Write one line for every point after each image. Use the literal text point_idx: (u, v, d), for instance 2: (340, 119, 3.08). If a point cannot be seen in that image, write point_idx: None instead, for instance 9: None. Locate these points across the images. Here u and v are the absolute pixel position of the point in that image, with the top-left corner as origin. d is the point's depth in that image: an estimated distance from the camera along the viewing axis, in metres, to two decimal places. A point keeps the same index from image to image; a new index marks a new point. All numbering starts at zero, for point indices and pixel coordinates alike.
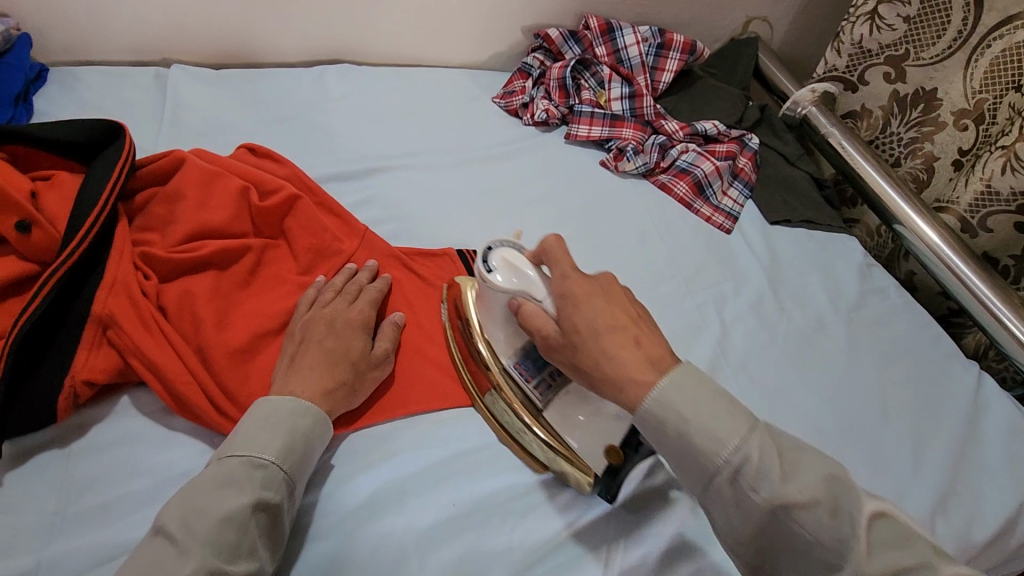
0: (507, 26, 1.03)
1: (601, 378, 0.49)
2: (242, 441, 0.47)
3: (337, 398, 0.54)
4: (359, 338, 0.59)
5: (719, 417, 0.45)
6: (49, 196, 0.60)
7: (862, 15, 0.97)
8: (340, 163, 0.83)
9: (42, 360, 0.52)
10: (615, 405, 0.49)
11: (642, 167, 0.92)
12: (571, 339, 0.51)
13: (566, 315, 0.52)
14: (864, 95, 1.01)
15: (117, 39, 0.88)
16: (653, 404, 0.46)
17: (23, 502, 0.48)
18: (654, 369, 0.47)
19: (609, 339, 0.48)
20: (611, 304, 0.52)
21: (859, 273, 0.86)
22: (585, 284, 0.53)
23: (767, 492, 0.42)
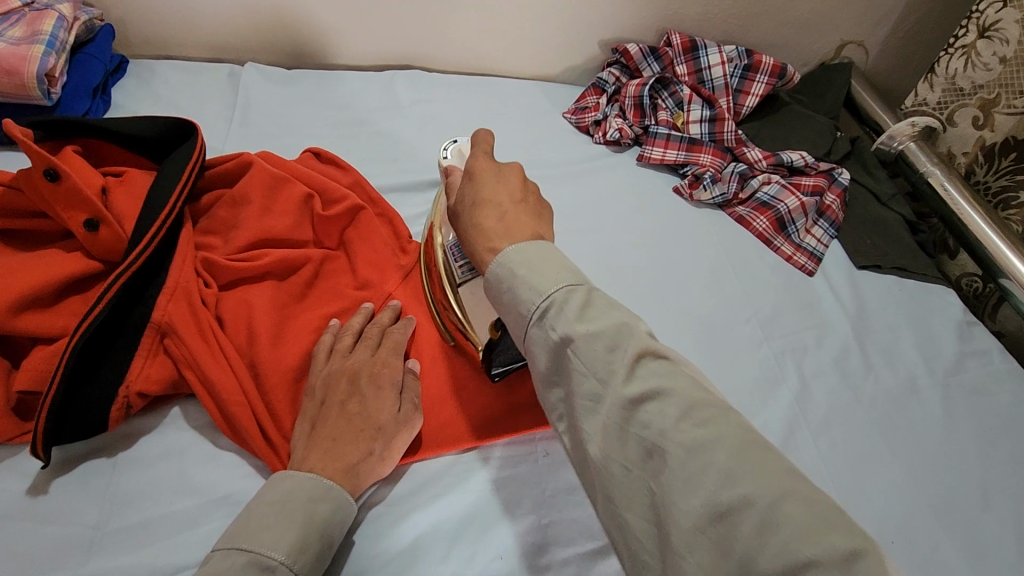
0: (583, 40, 0.99)
1: (510, 296, 0.42)
2: (252, 534, 0.42)
3: (364, 473, 0.49)
4: (386, 399, 0.52)
5: (623, 342, 0.38)
6: (120, 195, 0.59)
7: (959, 47, 0.88)
8: (404, 174, 0.81)
9: (99, 365, 0.51)
10: (515, 318, 0.42)
11: (719, 196, 0.86)
12: (460, 208, 0.50)
13: (459, 190, 0.51)
14: (952, 136, 0.93)
15: (197, 35, 0.89)
16: (510, 248, 0.44)
17: (66, 511, 0.46)
18: (563, 271, 0.42)
19: (516, 258, 0.43)
20: (505, 179, 0.49)
21: (958, 332, 0.77)
22: (490, 168, 0.50)
23: (655, 421, 0.35)
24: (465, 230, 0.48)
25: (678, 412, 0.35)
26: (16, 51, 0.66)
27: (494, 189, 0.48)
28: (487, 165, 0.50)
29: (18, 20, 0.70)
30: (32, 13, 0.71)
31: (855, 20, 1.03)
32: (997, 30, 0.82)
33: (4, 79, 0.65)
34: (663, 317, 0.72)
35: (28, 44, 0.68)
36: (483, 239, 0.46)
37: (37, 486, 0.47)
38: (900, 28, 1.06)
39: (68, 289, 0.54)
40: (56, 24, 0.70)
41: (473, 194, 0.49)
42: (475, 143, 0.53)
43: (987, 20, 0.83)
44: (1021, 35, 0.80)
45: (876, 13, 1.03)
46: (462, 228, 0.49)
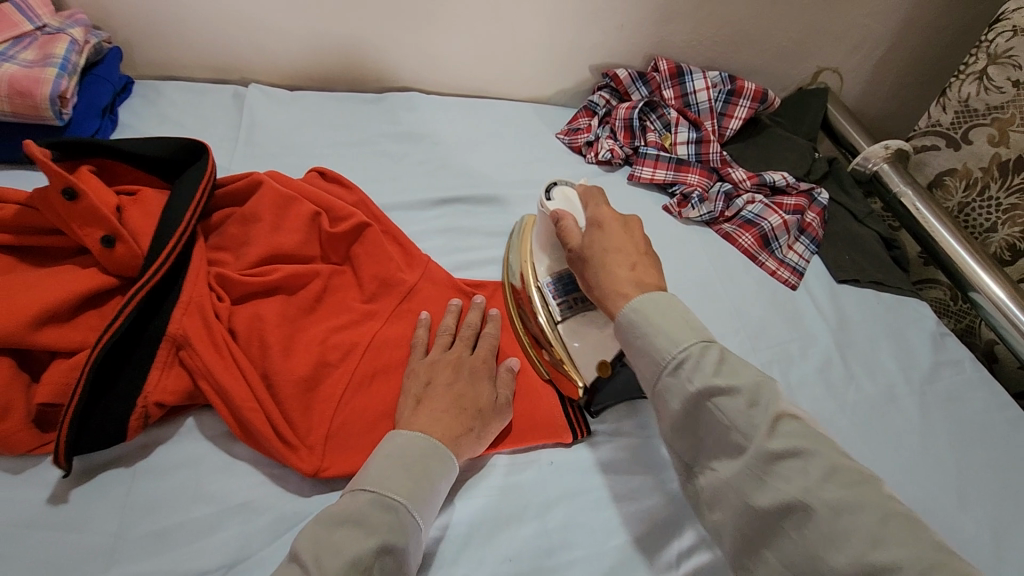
0: (575, 64, 1.03)
1: (645, 341, 0.50)
2: (376, 476, 0.47)
3: (463, 444, 0.53)
4: (485, 386, 0.58)
5: (761, 397, 0.45)
6: (134, 213, 0.61)
7: (971, 73, 0.93)
8: (405, 192, 0.84)
9: (118, 377, 0.52)
10: (648, 365, 0.50)
11: (706, 215, 0.90)
12: (591, 251, 0.59)
13: (592, 235, 0.60)
14: (964, 154, 0.96)
15: (201, 57, 0.91)
16: (642, 295, 0.53)
17: (86, 522, 0.48)
18: (691, 327, 0.50)
19: (649, 308, 0.51)
20: (629, 233, 0.61)
21: (931, 342, 0.82)
22: (619, 220, 0.62)
23: (798, 478, 0.41)
24: (599, 272, 0.57)
25: (821, 472, 0.41)
26: (29, 73, 0.68)
27: (620, 242, 0.59)
28: (614, 219, 0.61)
29: (31, 43, 0.72)
30: (44, 37, 0.73)
31: (829, 48, 1.10)
32: (1009, 56, 0.88)
33: (17, 101, 0.67)
34: None
35: (40, 67, 0.69)
36: (612, 285, 0.55)
37: (57, 495, 0.48)
38: (872, 56, 1.12)
39: (84, 304, 0.56)
40: (68, 48, 0.72)
41: (602, 244, 0.59)
42: (592, 200, 0.65)
43: (1000, 47, 0.88)
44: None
45: (849, 42, 1.09)
46: (593, 269, 0.58)
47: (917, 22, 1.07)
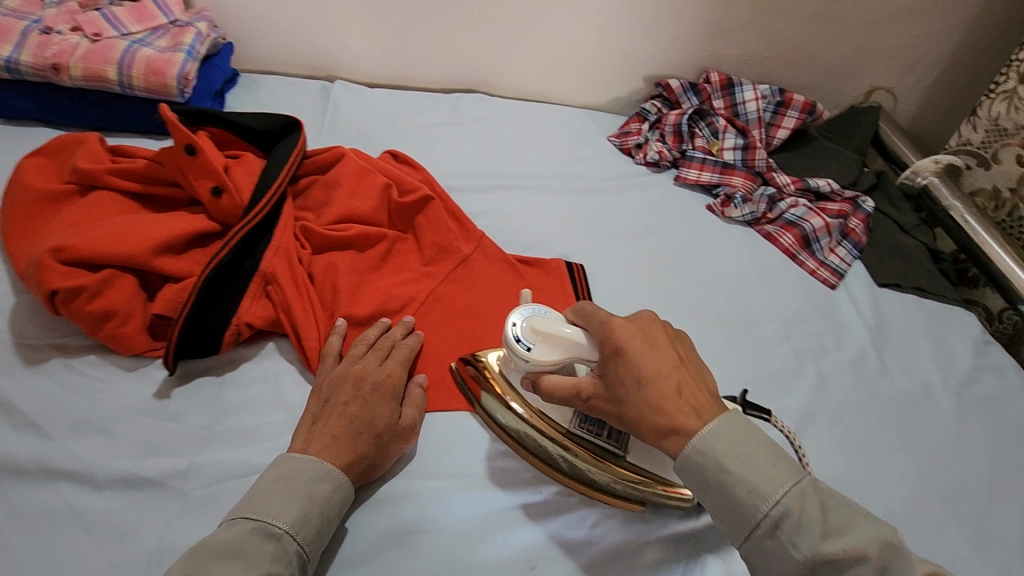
0: (630, 74, 1.10)
1: (723, 488, 0.44)
2: (256, 507, 0.45)
3: (356, 471, 0.51)
4: (388, 406, 0.55)
5: (889, 564, 0.41)
6: (238, 171, 0.71)
7: (1002, 92, 0.95)
8: (466, 176, 0.93)
9: (219, 300, 0.62)
10: (737, 523, 0.44)
11: (749, 215, 0.94)
12: (625, 392, 0.47)
13: (613, 370, 0.49)
14: (995, 174, 0.97)
15: (296, 55, 1.04)
16: (708, 433, 0.45)
17: (184, 414, 0.56)
18: (783, 463, 0.45)
19: (718, 448, 0.45)
20: (657, 345, 0.49)
21: (973, 347, 0.82)
22: (637, 334, 0.49)
23: None
24: (645, 416, 0.47)
25: None
26: (163, 56, 0.80)
27: (657, 362, 0.48)
28: (632, 333, 0.49)
29: (165, 33, 0.85)
30: (175, 29, 0.86)
31: (882, 68, 1.12)
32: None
33: (151, 78, 0.80)
34: (691, 312, 0.79)
35: (172, 52, 0.82)
36: (670, 421, 0.46)
37: (161, 391, 0.58)
38: (926, 76, 1.14)
39: (194, 241, 0.66)
40: (194, 38, 0.85)
41: (639, 372, 0.47)
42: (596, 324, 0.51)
43: None
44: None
45: (903, 62, 1.11)
46: (637, 412, 0.47)
47: (973, 45, 1.09)
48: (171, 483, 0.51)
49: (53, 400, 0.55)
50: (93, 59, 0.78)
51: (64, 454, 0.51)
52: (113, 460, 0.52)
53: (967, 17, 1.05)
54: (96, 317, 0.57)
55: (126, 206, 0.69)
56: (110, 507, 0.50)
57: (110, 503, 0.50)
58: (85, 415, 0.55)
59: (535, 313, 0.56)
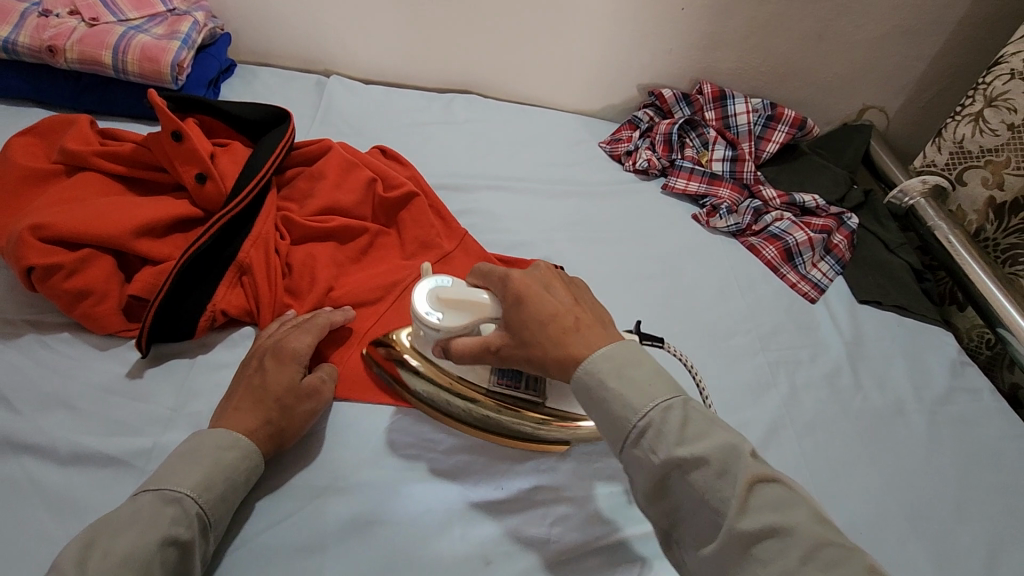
0: (624, 82, 1.11)
1: (605, 406, 0.46)
2: (160, 476, 0.46)
3: (260, 435, 0.52)
4: (286, 370, 0.56)
5: (732, 468, 0.41)
6: (224, 159, 0.72)
7: (966, 115, 0.96)
8: (455, 176, 0.94)
9: (196, 286, 0.62)
10: (612, 429, 0.45)
11: (733, 226, 0.95)
12: (531, 333, 0.50)
13: (513, 312, 0.52)
14: (961, 195, 1.00)
15: (294, 49, 1.05)
16: (596, 354, 0.47)
17: (154, 395, 0.57)
18: (662, 383, 0.46)
19: (604, 366, 0.47)
20: (551, 291, 0.53)
21: (949, 367, 0.82)
22: (531, 282, 0.54)
23: (777, 560, 0.38)
24: (551, 354, 0.49)
25: (801, 553, 0.38)
26: (158, 43, 0.81)
27: (555, 303, 0.52)
28: (529, 282, 0.53)
29: (162, 21, 0.86)
30: (173, 17, 0.87)
31: (875, 87, 1.13)
32: (1004, 100, 0.90)
33: (146, 65, 0.81)
34: (668, 319, 0.80)
35: (167, 40, 0.83)
36: (570, 349, 0.49)
37: (134, 371, 0.58)
38: (919, 97, 1.15)
39: (175, 225, 0.67)
40: (190, 27, 0.86)
41: (539, 314, 0.51)
42: (506, 286, 0.54)
43: (994, 91, 0.91)
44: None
45: (896, 82, 1.12)
46: (540, 350, 0.50)
47: (966, 69, 1.10)
48: (134, 462, 0.52)
49: (25, 375, 0.56)
50: (88, 43, 0.79)
51: (30, 428, 0.52)
52: (79, 436, 0.52)
53: (961, 41, 1.06)
54: (72, 294, 0.58)
55: (111, 188, 0.69)
56: (72, 482, 0.50)
57: (73, 478, 0.50)
58: (55, 391, 0.55)
59: (440, 284, 0.58)
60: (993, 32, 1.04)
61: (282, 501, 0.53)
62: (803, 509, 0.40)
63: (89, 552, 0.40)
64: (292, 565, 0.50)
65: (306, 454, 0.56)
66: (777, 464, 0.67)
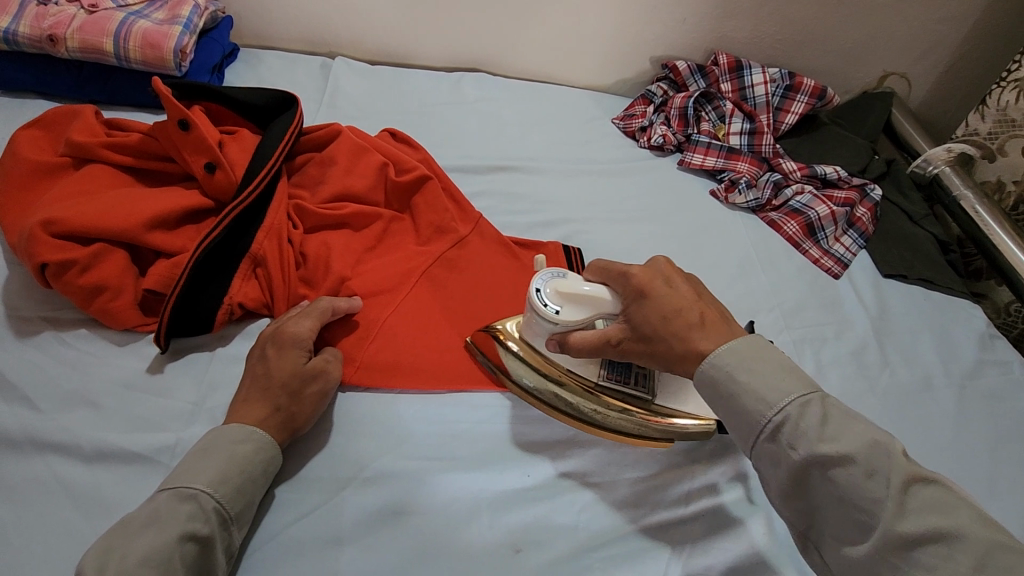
0: (637, 55, 1.08)
1: (735, 400, 0.45)
2: (176, 474, 0.46)
3: (272, 424, 0.51)
4: (289, 353, 0.55)
5: (879, 469, 0.40)
6: (233, 148, 0.70)
7: (1012, 81, 0.94)
8: (467, 157, 0.91)
9: (212, 279, 0.61)
10: (745, 427, 0.45)
11: (753, 201, 0.92)
12: (650, 329, 0.50)
13: (636, 307, 0.51)
14: (1001, 166, 0.97)
15: (297, 31, 1.03)
16: (721, 349, 0.47)
17: (173, 389, 0.56)
18: (795, 376, 0.45)
19: (731, 361, 0.46)
20: (676, 288, 0.51)
21: (978, 340, 0.80)
22: (653, 277, 0.52)
23: (945, 568, 0.37)
24: (671, 349, 0.49)
25: (972, 560, 0.36)
26: (160, 29, 0.79)
27: (678, 299, 0.50)
28: (650, 275, 0.51)
29: (162, 6, 0.84)
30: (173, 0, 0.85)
31: (897, 53, 1.09)
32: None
33: (148, 51, 0.79)
34: None
35: (169, 24, 0.81)
36: (695, 347, 0.48)
37: (154, 366, 0.58)
38: (942, 62, 1.10)
39: (187, 217, 0.65)
40: (191, 10, 0.83)
41: (660, 309, 0.50)
42: (635, 279, 0.52)
43: None
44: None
45: (919, 47, 1.08)
46: (665, 345, 0.49)
47: (992, 30, 1.05)
48: (160, 458, 0.52)
49: (45, 373, 0.55)
50: (89, 30, 0.77)
51: (53, 425, 0.52)
52: (101, 433, 0.52)
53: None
54: (87, 290, 0.57)
55: (121, 180, 0.68)
56: (97, 480, 0.50)
57: (99, 475, 0.50)
58: (75, 389, 0.55)
59: (555, 276, 0.56)
60: None
61: (308, 493, 0.53)
62: (967, 512, 0.38)
63: (109, 558, 0.40)
64: (320, 558, 0.49)
65: (329, 447, 0.56)
66: None
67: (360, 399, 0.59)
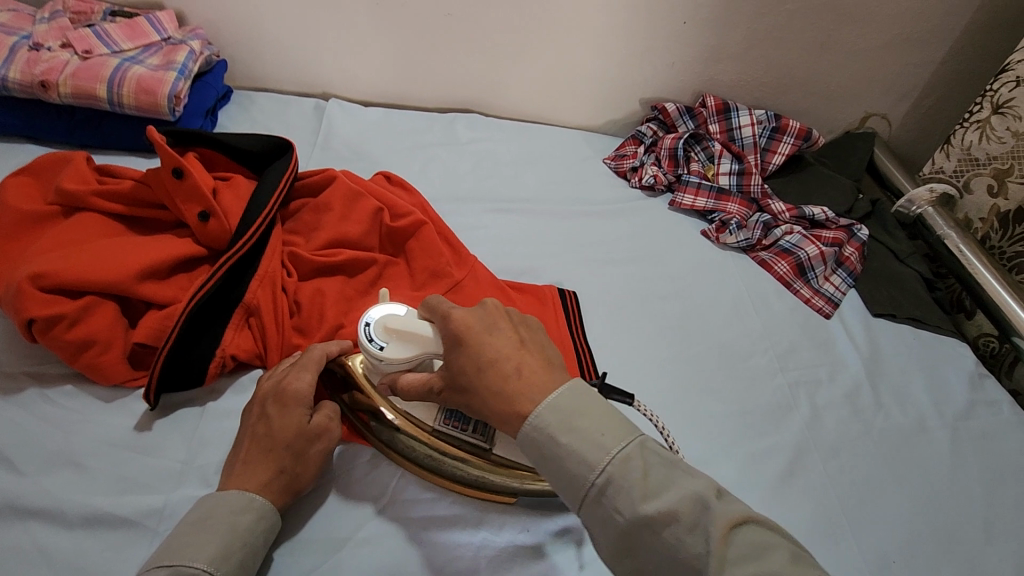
0: (626, 97, 1.10)
1: (559, 462, 0.42)
2: (174, 551, 0.44)
3: (276, 489, 0.50)
4: (290, 412, 0.53)
5: (702, 520, 0.39)
6: (226, 195, 0.70)
7: (974, 121, 0.96)
8: (460, 199, 0.92)
9: (206, 329, 0.60)
10: (568, 485, 0.42)
11: (744, 241, 0.93)
12: (464, 380, 0.48)
13: (456, 357, 0.50)
14: (966, 204, 1.00)
15: (291, 72, 1.03)
16: (544, 405, 0.44)
17: (163, 447, 0.55)
18: (616, 425, 0.43)
19: (551, 419, 0.44)
20: (496, 334, 0.49)
21: (968, 380, 0.81)
22: (473, 322, 0.51)
23: None
24: (485, 398, 0.47)
25: None
26: (154, 75, 0.79)
27: (498, 346, 0.49)
28: (472, 320, 0.51)
29: (157, 51, 0.85)
30: (168, 47, 0.85)
31: (877, 95, 1.13)
32: (1010, 107, 0.91)
33: (141, 97, 0.79)
34: (683, 341, 0.79)
35: (163, 70, 0.81)
36: (514, 402, 0.45)
37: (143, 423, 0.56)
38: (920, 104, 1.14)
39: (179, 265, 0.65)
40: (186, 56, 0.84)
41: (475, 359, 0.48)
42: (446, 321, 0.52)
43: (1001, 98, 0.92)
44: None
45: (899, 89, 1.12)
46: (482, 399, 0.47)
47: (970, 74, 1.09)
48: (148, 522, 0.50)
49: (29, 432, 0.54)
50: (82, 76, 0.77)
51: (37, 489, 0.50)
52: (88, 497, 0.50)
53: (964, 46, 1.05)
54: (76, 346, 0.56)
55: (113, 228, 0.67)
56: (82, 547, 0.48)
57: (85, 541, 0.48)
58: (61, 449, 0.53)
59: (390, 312, 0.59)
60: (994, 36, 1.03)
61: (302, 555, 0.51)
62: (782, 553, 0.38)
63: None
64: None
65: (323, 505, 0.54)
66: (804, 490, 0.66)
67: (356, 453, 0.58)
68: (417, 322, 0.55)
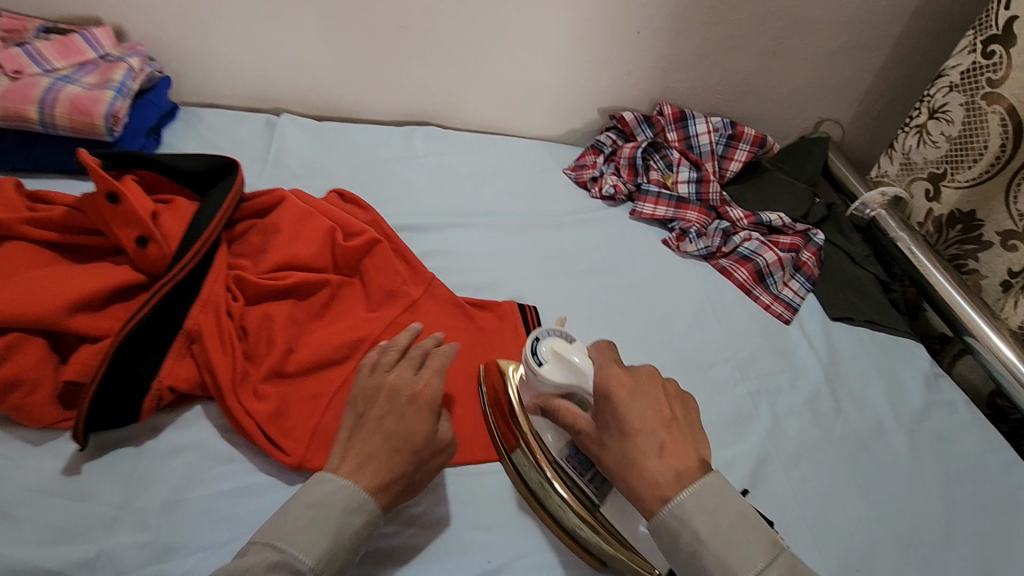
0: (584, 106, 1.10)
1: (696, 559, 0.45)
2: None
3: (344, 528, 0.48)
4: (425, 420, 0.53)
5: None
6: (167, 218, 0.67)
7: (914, 126, 1.00)
8: (418, 214, 0.90)
9: (140, 360, 0.57)
10: (663, 535, 0.47)
11: (704, 249, 0.94)
12: (608, 439, 0.51)
13: (603, 411, 0.52)
14: (909, 206, 1.03)
15: (241, 87, 1.00)
16: (682, 496, 0.47)
17: (98, 491, 0.52)
18: (755, 534, 0.46)
19: (697, 517, 0.46)
20: (647, 398, 0.52)
21: (923, 381, 0.82)
22: (627, 382, 0.52)
23: None
24: (623, 469, 0.49)
25: None
26: (89, 94, 0.76)
27: (643, 416, 0.50)
28: (626, 382, 0.52)
29: (94, 69, 0.81)
30: (105, 64, 0.82)
31: (829, 101, 1.15)
32: (943, 113, 0.94)
33: (77, 117, 0.76)
34: (644, 353, 0.78)
35: (99, 89, 0.78)
36: (647, 480, 0.48)
37: (72, 466, 0.53)
38: (870, 109, 1.17)
39: (115, 295, 0.61)
40: (125, 74, 0.81)
41: (624, 422, 0.50)
42: (609, 370, 0.53)
43: (936, 103, 0.95)
44: (963, 117, 0.91)
45: (850, 94, 1.14)
46: (620, 464, 0.50)
47: (916, 78, 1.12)
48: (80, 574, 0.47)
49: None
50: (10, 97, 0.73)
51: None
52: (12, 550, 0.47)
53: (908, 51, 1.08)
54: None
55: (41, 258, 0.64)
56: None
57: None
58: None
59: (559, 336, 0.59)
60: (936, 42, 1.07)
61: None
62: None
63: None
64: None
65: None
66: (767, 501, 0.66)
67: None
68: (580, 358, 0.56)
